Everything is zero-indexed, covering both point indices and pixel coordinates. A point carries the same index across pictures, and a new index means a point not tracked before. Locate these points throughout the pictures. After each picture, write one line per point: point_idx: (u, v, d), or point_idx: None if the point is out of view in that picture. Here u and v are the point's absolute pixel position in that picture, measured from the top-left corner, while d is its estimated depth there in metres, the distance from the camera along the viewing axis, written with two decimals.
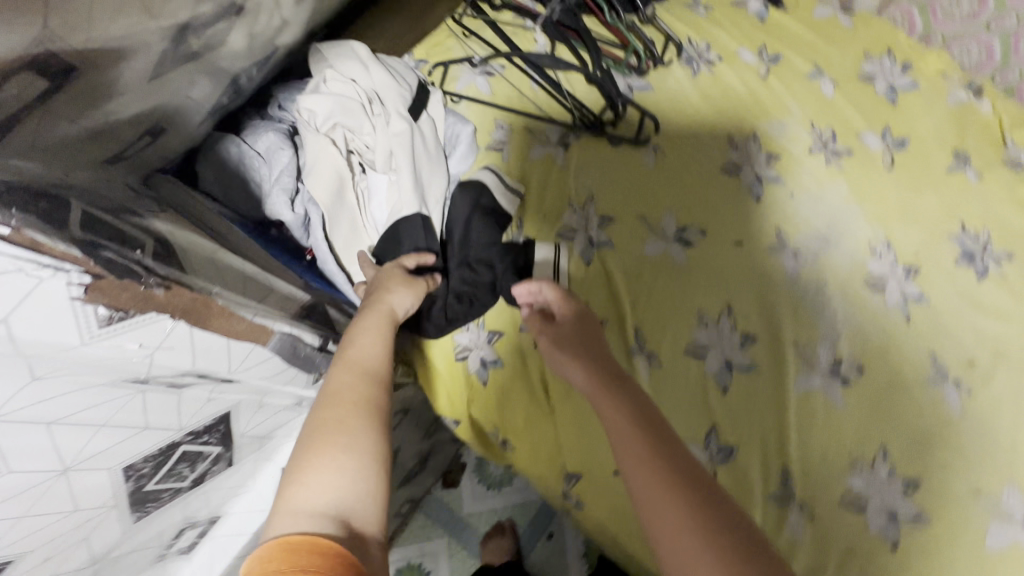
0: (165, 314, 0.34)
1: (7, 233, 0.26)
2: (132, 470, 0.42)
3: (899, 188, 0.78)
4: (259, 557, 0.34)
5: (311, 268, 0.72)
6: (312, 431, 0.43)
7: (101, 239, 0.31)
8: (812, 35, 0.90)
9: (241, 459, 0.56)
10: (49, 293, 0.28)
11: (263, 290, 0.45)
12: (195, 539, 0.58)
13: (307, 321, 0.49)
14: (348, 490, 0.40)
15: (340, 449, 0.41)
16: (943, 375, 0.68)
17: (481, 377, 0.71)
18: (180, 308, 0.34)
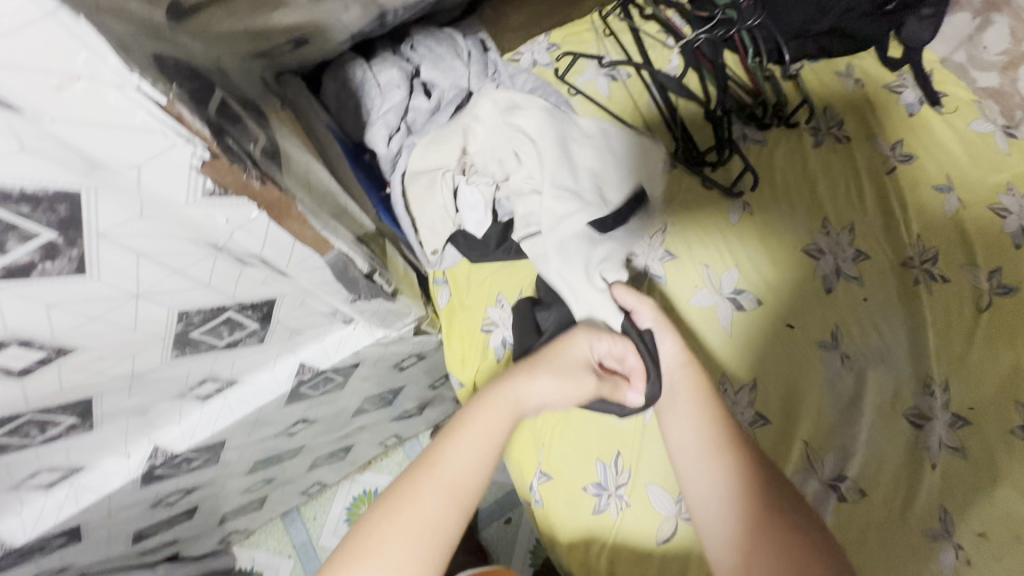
0: (250, 203, 0.39)
1: (164, 102, 0.31)
2: (185, 316, 0.49)
3: (985, 336, 0.72)
4: None
5: (387, 201, 0.77)
6: (374, 533, 0.51)
7: (227, 125, 0.36)
8: (957, 148, 0.83)
9: (271, 341, 0.63)
10: (176, 156, 0.33)
11: (338, 210, 0.50)
12: (212, 392, 0.67)
13: (365, 247, 0.53)
14: None
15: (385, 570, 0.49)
16: (946, 535, 0.64)
17: (497, 354, 0.77)
18: (266, 201, 0.39)
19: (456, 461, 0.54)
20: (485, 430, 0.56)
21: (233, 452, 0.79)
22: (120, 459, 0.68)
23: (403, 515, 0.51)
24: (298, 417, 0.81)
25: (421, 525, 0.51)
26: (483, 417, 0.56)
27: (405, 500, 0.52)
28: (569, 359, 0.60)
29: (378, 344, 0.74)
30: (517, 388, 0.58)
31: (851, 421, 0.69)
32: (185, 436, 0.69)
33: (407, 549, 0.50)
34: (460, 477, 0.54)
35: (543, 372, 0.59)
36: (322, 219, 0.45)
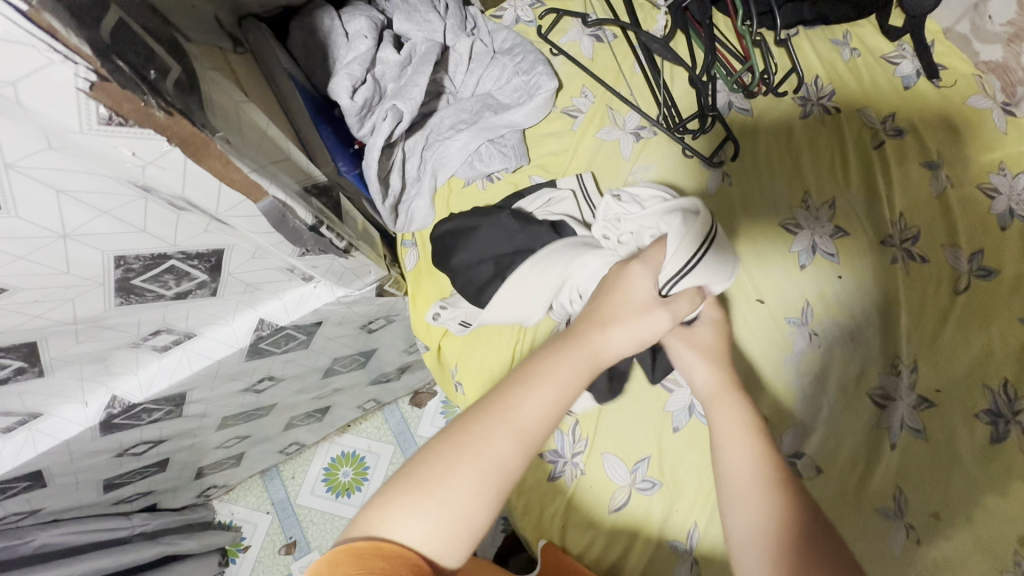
0: (162, 136, 0.33)
1: (24, 9, 0.25)
2: (123, 262, 0.48)
3: (959, 318, 0.70)
4: (326, 560, 0.44)
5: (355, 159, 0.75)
6: (428, 470, 0.47)
7: (124, 49, 0.30)
8: (949, 124, 0.80)
9: (225, 295, 0.62)
10: (58, 75, 0.28)
11: (284, 160, 0.47)
12: (170, 344, 0.67)
13: (310, 198, 0.51)
14: (422, 542, 0.45)
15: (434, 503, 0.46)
16: (898, 514, 0.63)
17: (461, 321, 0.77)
18: (178, 138, 0.34)
19: (529, 410, 0.49)
20: (562, 364, 0.51)
21: (197, 405, 0.79)
22: (77, 407, 0.68)
23: (468, 465, 0.47)
24: (263, 374, 0.81)
25: (484, 475, 0.47)
26: (564, 363, 0.52)
27: (472, 443, 0.48)
28: (635, 303, 0.54)
29: (340, 304, 0.73)
30: (596, 338, 0.53)
31: (814, 399, 0.68)
32: (143, 387, 0.68)
33: (466, 497, 0.46)
34: (531, 426, 0.49)
35: (617, 326, 0.54)
36: (259, 166, 0.42)
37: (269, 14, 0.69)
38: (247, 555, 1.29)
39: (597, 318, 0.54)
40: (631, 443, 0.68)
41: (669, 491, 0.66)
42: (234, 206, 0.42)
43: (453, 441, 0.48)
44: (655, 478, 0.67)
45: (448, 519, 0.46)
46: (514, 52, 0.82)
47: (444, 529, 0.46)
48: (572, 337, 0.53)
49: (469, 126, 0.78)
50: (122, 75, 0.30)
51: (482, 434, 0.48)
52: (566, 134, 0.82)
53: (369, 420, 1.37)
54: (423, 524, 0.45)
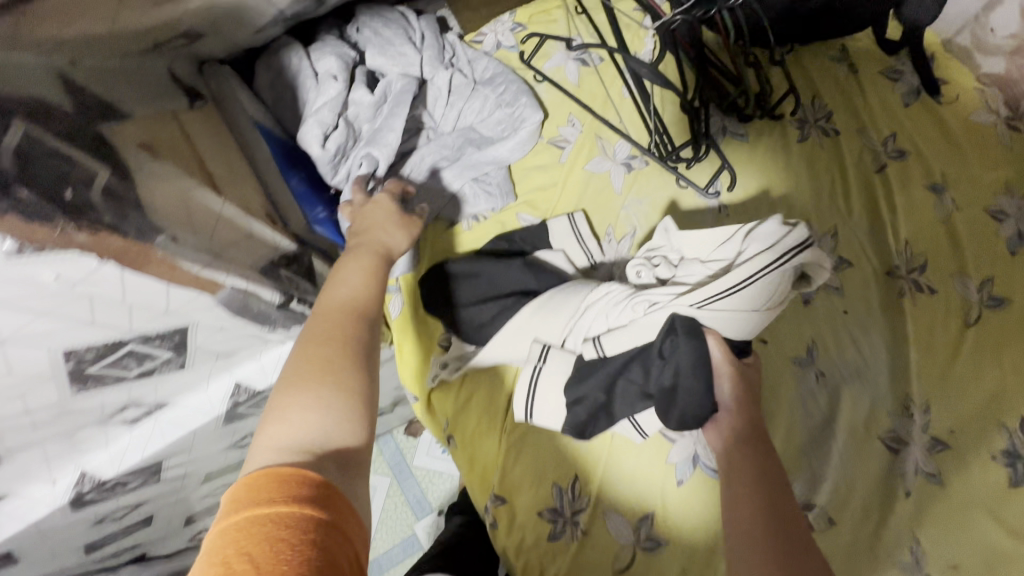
0: (89, 254, 0.30)
1: None
2: (74, 354, 0.44)
3: (972, 353, 0.67)
4: (240, 496, 0.36)
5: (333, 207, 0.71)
6: (293, 375, 0.45)
7: (31, 177, 0.28)
8: (953, 142, 0.76)
9: (195, 366, 0.58)
10: None
11: (242, 242, 0.43)
12: (141, 416, 0.63)
13: (276, 273, 0.47)
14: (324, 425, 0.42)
15: (323, 390, 0.44)
16: (917, 566, 0.60)
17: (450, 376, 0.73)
18: (111, 252, 0.31)
19: (343, 292, 0.51)
20: (360, 255, 0.56)
21: (177, 469, 0.75)
22: (45, 486, 0.63)
23: (328, 347, 0.47)
24: (245, 431, 0.77)
25: (347, 349, 0.47)
26: (353, 254, 0.56)
27: (316, 331, 0.48)
28: (391, 217, 0.61)
29: None
30: (375, 238, 0.59)
31: (824, 445, 0.65)
32: (114, 461, 0.64)
33: (335, 373, 0.45)
34: (354, 296, 0.51)
35: (376, 229, 0.59)
36: (213, 259, 0.38)
37: (233, 57, 0.65)
38: None
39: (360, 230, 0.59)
40: (634, 499, 0.65)
41: (676, 550, 0.63)
42: (188, 302, 0.38)
43: (304, 343, 0.47)
44: (661, 536, 0.64)
45: (334, 394, 0.44)
46: (497, 81, 0.78)
47: (333, 402, 0.44)
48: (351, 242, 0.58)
49: (451, 164, 0.74)
50: (29, 206, 0.27)
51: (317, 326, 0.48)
52: (554, 167, 0.78)
53: None
54: (315, 412, 0.43)
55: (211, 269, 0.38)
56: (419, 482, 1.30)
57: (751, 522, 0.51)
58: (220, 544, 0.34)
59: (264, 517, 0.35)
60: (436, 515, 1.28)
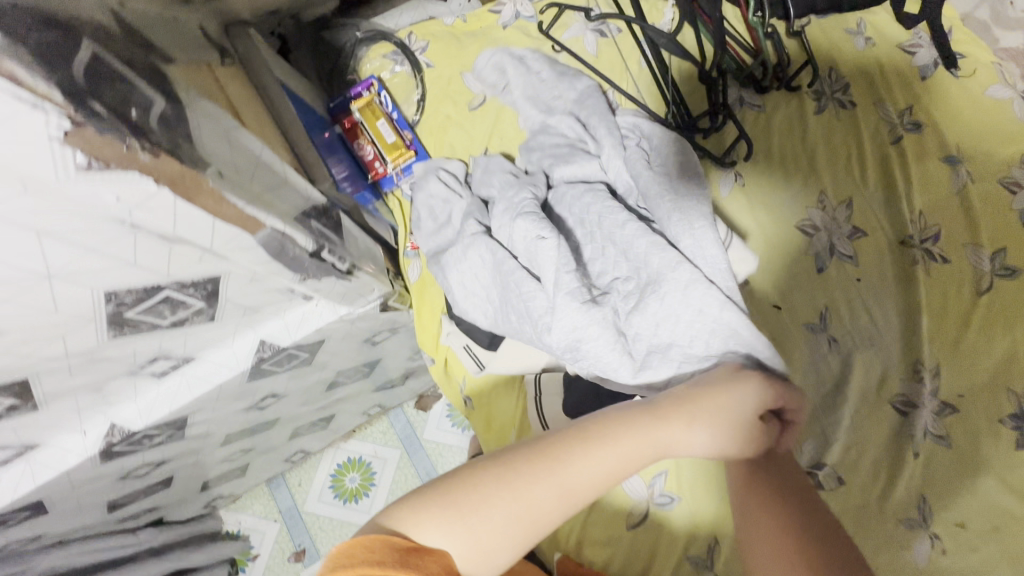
0: (148, 178, 0.32)
1: None
2: (115, 296, 0.46)
3: (982, 321, 0.67)
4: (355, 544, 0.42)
5: (371, 185, 0.78)
6: (470, 500, 0.45)
7: (97, 92, 0.29)
8: (970, 114, 0.77)
9: (224, 319, 0.59)
10: (26, 126, 0.26)
11: (276, 190, 0.45)
12: (169, 369, 0.64)
13: (308, 223, 0.48)
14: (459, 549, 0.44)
15: (470, 529, 0.45)
16: (922, 523, 0.62)
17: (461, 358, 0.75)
18: (166, 177, 0.32)
19: (580, 473, 0.46)
20: (635, 446, 0.47)
21: (200, 426, 0.77)
22: (75, 436, 0.65)
23: (516, 502, 0.45)
24: (266, 392, 0.79)
25: (521, 519, 0.45)
26: (624, 443, 0.47)
27: (518, 483, 0.46)
28: (739, 413, 0.46)
29: (342, 321, 0.70)
30: (677, 434, 0.46)
31: (834, 408, 0.66)
32: (143, 413, 0.66)
33: (495, 531, 0.45)
34: (581, 488, 0.46)
35: (702, 417, 0.46)
36: (250, 202, 0.40)
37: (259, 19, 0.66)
38: (256, 563, 1.29)
39: (688, 405, 0.47)
40: (649, 456, 0.67)
41: (690, 505, 0.65)
42: (229, 240, 0.40)
43: (496, 476, 0.46)
44: (674, 492, 0.66)
45: (471, 537, 0.45)
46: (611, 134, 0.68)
47: (476, 543, 0.45)
48: (654, 415, 0.47)
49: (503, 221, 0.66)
50: (99, 119, 0.28)
51: (516, 478, 0.46)
52: None
53: (374, 424, 1.35)
54: (450, 535, 0.44)
55: (246, 211, 0.39)
56: (428, 454, 1.32)
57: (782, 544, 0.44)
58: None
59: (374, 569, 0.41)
60: None
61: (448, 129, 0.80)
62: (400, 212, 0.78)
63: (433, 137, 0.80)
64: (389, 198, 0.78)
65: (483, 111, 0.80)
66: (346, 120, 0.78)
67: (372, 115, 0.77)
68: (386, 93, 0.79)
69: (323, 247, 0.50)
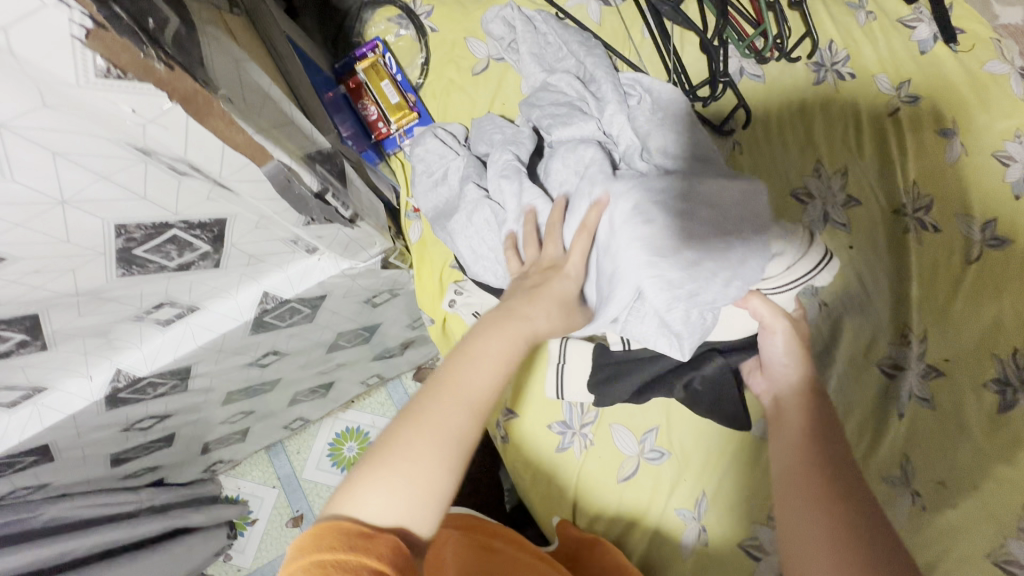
0: (162, 92, 0.34)
1: None
2: (124, 231, 0.47)
3: (971, 289, 0.69)
4: (307, 538, 0.38)
5: (374, 146, 0.79)
6: (388, 449, 0.43)
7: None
8: (967, 88, 0.78)
9: (228, 267, 0.61)
10: (49, 22, 0.28)
11: (284, 129, 0.46)
12: (174, 318, 0.66)
13: (314, 164, 0.50)
14: (400, 503, 0.41)
15: (397, 473, 0.42)
16: (904, 481, 0.64)
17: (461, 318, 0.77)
18: (179, 94, 0.34)
19: (474, 381, 0.46)
20: (505, 338, 0.49)
21: (203, 379, 0.79)
22: (82, 381, 0.67)
23: (428, 430, 0.44)
24: (267, 348, 0.80)
25: (437, 442, 0.43)
26: (495, 337, 0.49)
27: (424, 411, 0.45)
28: (562, 288, 0.55)
29: (344, 277, 0.71)
30: (526, 314, 0.52)
31: (823, 370, 0.68)
32: (147, 360, 0.68)
33: (418, 464, 0.43)
34: (480, 392, 0.46)
35: (543, 302, 0.53)
36: (260, 134, 0.42)
37: None
38: (254, 528, 1.31)
39: (525, 298, 0.53)
40: (639, 414, 0.70)
41: (680, 459, 0.68)
42: (238, 169, 0.42)
43: (404, 417, 0.45)
44: (664, 448, 0.68)
45: (404, 486, 0.42)
46: (615, 93, 0.68)
47: (408, 494, 0.42)
48: (501, 312, 0.52)
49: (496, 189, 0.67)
50: (119, 25, 0.30)
51: (422, 407, 0.45)
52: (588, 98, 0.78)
53: (372, 395, 1.37)
54: (386, 502, 0.41)
55: (256, 142, 0.41)
56: None
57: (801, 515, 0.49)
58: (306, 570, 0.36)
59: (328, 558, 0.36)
60: None
61: (451, 92, 0.81)
62: (402, 172, 0.80)
63: (436, 100, 0.81)
64: (392, 159, 0.80)
65: (487, 76, 0.81)
66: (351, 81, 0.78)
67: (376, 76, 0.78)
68: (390, 55, 0.80)
69: (328, 191, 0.52)
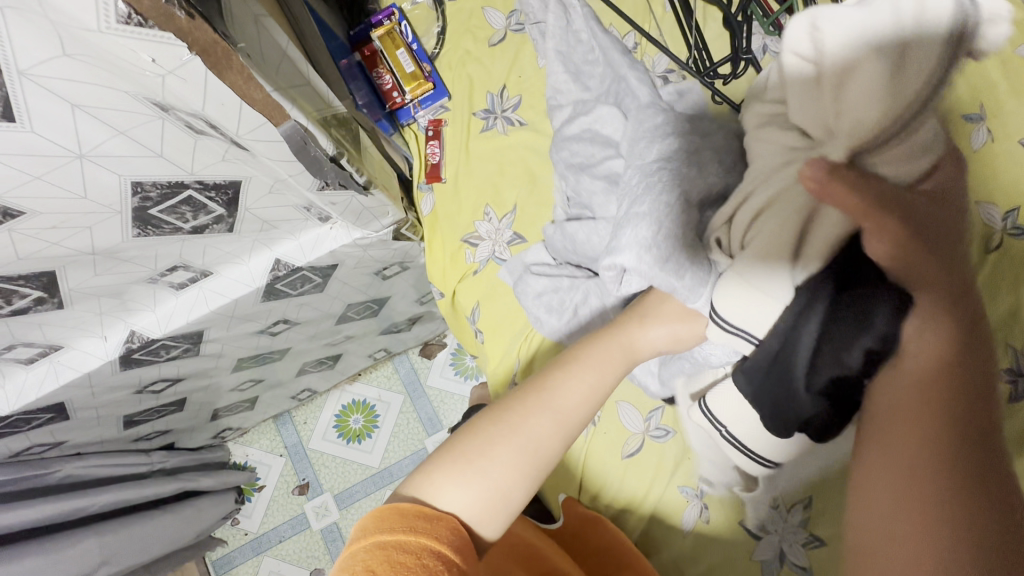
0: (182, 42, 0.34)
1: None
2: (141, 189, 0.47)
3: (989, 277, 0.68)
4: (373, 517, 0.42)
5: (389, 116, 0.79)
6: (478, 445, 0.48)
7: None
8: (999, 71, 0.75)
9: (242, 232, 0.61)
10: None
11: (305, 93, 0.46)
12: (187, 282, 0.66)
13: (330, 128, 0.49)
14: (475, 502, 0.46)
15: (485, 468, 0.47)
16: None
17: (473, 294, 0.77)
18: (199, 45, 0.34)
19: (565, 399, 0.52)
20: (603, 362, 0.54)
21: (214, 345, 0.79)
22: (97, 341, 0.68)
23: (514, 436, 0.49)
24: (278, 316, 0.81)
25: (520, 449, 0.49)
26: (594, 361, 0.54)
27: (517, 418, 0.50)
28: (668, 313, 0.54)
29: (356, 247, 0.71)
30: (627, 337, 0.55)
31: None
32: (161, 322, 0.68)
33: (503, 468, 0.48)
34: (570, 410, 0.51)
35: (650, 326, 0.54)
36: (282, 95, 0.42)
37: None
38: (262, 494, 1.34)
39: (633, 318, 0.56)
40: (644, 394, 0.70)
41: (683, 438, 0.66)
42: (255, 128, 0.42)
43: (498, 417, 0.50)
44: (669, 426, 0.68)
45: (483, 477, 0.47)
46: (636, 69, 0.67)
47: (487, 487, 0.47)
48: (605, 335, 0.56)
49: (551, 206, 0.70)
50: None
51: (520, 414, 0.50)
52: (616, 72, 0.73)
53: (379, 369, 1.38)
54: (464, 487, 0.46)
55: (278, 104, 0.41)
56: (431, 401, 1.36)
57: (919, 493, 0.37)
58: (366, 557, 0.39)
59: (387, 542, 0.40)
60: (445, 432, 1.33)
61: (467, 63, 0.80)
62: (415, 143, 0.80)
63: (452, 70, 0.80)
64: (405, 129, 0.80)
65: (504, 46, 0.80)
66: (365, 49, 0.78)
67: (392, 44, 0.78)
68: (406, 23, 0.79)
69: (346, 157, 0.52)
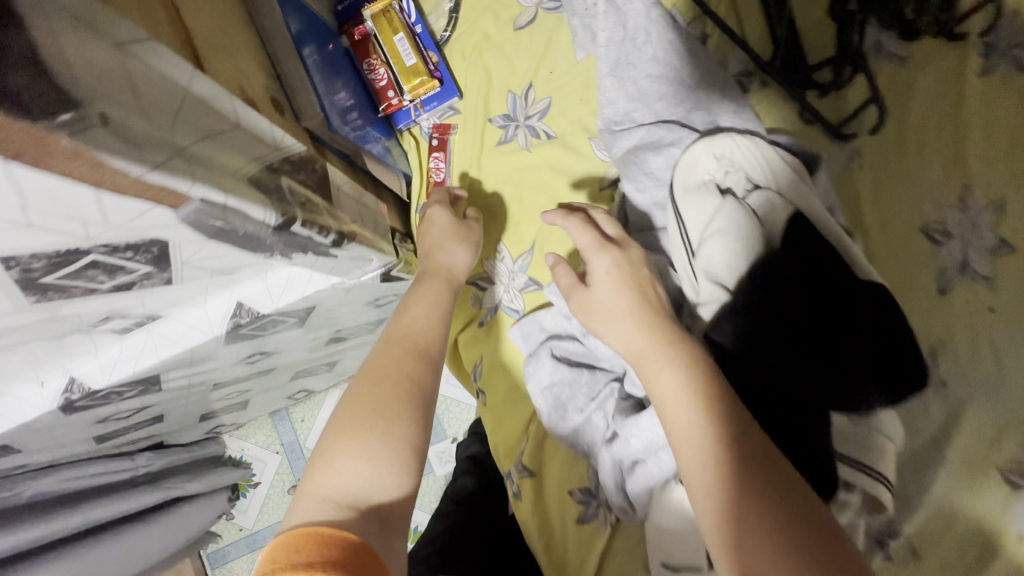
0: None
1: None
2: (15, 261, 0.34)
3: None
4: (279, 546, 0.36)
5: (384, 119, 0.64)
6: (346, 417, 0.45)
7: None
8: None
9: (186, 281, 0.48)
10: None
11: (219, 148, 0.34)
12: (132, 327, 0.54)
13: (264, 187, 0.38)
14: (372, 478, 0.42)
15: (375, 436, 0.44)
16: None
17: (477, 345, 0.63)
18: None
19: (410, 325, 0.51)
20: (427, 286, 0.54)
21: (180, 380, 0.69)
22: (33, 388, 0.57)
23: (388, 387, 0.47)
24: (254, 350, 0.69)
25: (394, 396, 0.46)
26: (425, 294, 0.54)
27: (378, 373, 0.48)
28: (446, 226, 0.58)
29: (336, 289, 0.58)
30: (442, 269, 0.56)
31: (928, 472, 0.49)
32: (105, 370, 0.57)
33: (382, 422, 0.45)
34: (419, 337, 0.51)
35: (455, 255, 0.57)
36: (172, 173, 0.30)
37: None
38: (257, 491, 1.29)
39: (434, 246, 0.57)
40: None
41: None
42: (138, 216, 0.31)
43: (361, 381, 0.47)
44: None
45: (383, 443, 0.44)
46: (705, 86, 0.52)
47: (388, 453, 0.43)
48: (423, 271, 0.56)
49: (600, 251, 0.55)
50: None
51: (379, 362, 0.49)
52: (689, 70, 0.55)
53: None
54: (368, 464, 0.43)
55: (160, 186, 0.30)
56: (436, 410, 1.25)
57: (709, 461, 0.37)
58: None
59: None
60: (449, 442, 1.23)
61: (485, 52, 0.64)
62: (416, 154, 0.66)
63: (466, 62, 0.65)
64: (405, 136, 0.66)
65: (533, 32, 0.63)
66: (355, 31, 0.62)
67: (388, 27, 0.61)
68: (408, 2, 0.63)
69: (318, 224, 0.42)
